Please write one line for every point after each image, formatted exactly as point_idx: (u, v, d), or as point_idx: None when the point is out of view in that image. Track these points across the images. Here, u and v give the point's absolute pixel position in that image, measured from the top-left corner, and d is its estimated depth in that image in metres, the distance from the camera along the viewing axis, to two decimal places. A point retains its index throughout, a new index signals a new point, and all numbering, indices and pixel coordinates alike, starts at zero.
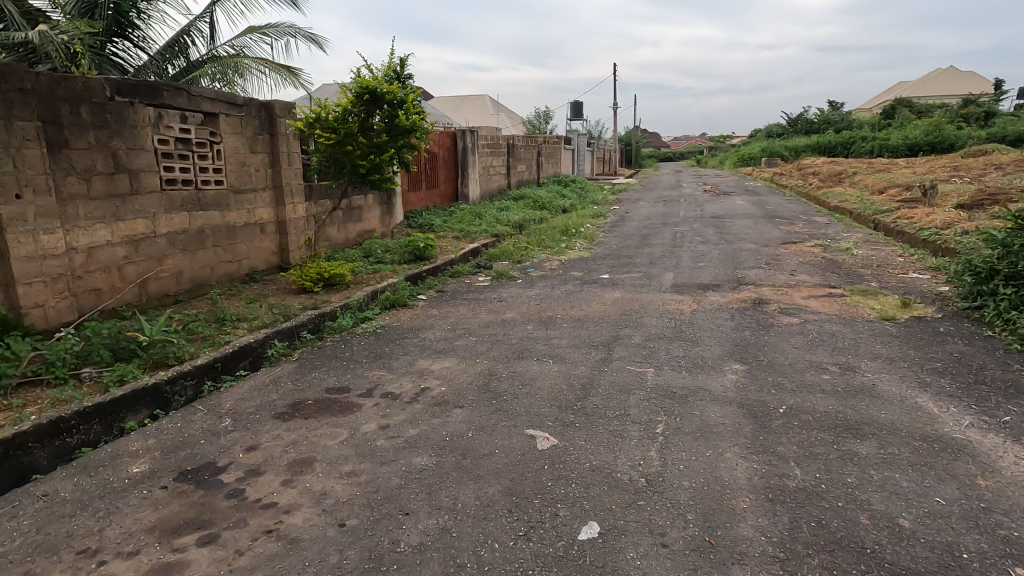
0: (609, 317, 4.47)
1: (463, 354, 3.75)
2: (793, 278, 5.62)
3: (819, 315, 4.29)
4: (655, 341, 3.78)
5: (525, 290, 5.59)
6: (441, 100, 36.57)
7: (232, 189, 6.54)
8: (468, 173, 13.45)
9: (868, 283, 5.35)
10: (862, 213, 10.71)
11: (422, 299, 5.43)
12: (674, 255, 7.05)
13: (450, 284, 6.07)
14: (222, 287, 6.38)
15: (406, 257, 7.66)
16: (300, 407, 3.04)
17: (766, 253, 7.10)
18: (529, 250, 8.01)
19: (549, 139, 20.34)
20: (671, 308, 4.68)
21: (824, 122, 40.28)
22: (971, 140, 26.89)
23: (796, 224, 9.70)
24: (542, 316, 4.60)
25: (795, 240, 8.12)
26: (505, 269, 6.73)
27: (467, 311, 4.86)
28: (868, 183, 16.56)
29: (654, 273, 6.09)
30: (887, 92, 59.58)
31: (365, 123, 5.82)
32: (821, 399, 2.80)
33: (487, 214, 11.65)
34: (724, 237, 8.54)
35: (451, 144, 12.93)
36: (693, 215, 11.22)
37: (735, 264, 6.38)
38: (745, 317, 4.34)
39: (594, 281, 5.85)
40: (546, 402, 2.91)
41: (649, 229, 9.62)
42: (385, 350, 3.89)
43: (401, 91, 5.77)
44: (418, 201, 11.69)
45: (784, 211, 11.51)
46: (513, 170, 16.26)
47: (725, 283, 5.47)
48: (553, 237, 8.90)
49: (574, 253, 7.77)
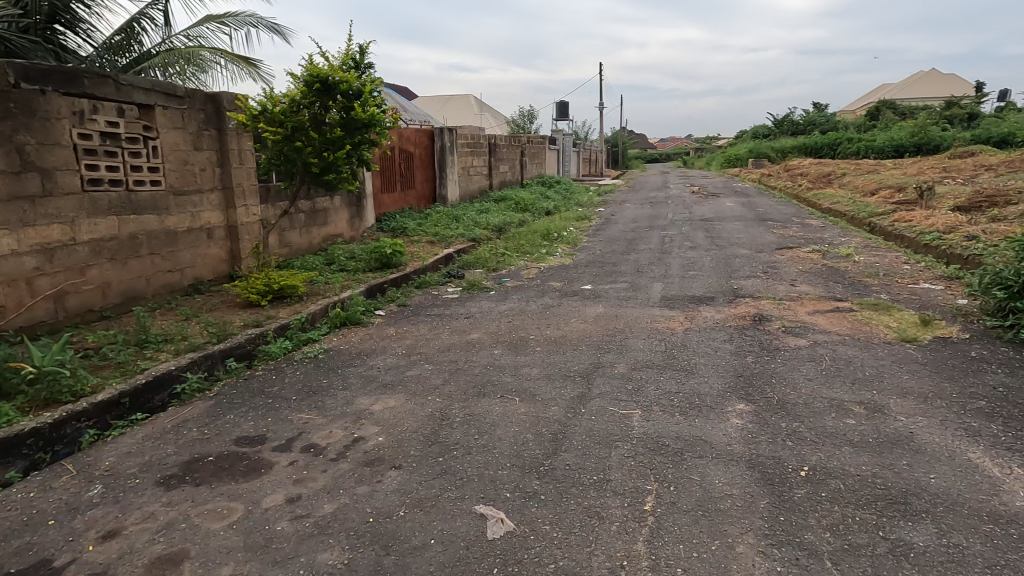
0: (590, 339, 3.87)
1: (413, 388, 3.13)
2: (795, 290, 5.07)
3: (831, 336, 3.73)
4: (643, 371, 3.20)
5: (498, 303, 4.99)
6: (425, 100, 35.88)
7: (173, 190, 5.85)
8: (447, 173, 12.81)
9: (878, 296, 4.81)
10: (857, 216, 10.24)
11: (380, 315, 4.79)
12: (663, 263, 6.49)
13: (414, 297, 5.44)
14: (160, 300, 5.68)
15: (371, 265, 7.02)
16: (195, 467, 2.40)
17: (762, 260, 6.56)
18: (507, 257, 7.39)
19: (534, 139, 19.77)
20: (661, 327, 4.10)
21: (809, 124, 40.18)
22: (956, 141, 26.77)
23: (790, 227, 9.20)
24: (512, 337, 4.00)
25: (790, 244, 7.61)
26: (478, 278, 6.12)
27: (428, 331, 4.24)
28: (859, 184, 16.16)
29: (641, 283, 5.52)
30: (871, 94, 59.92)
31: (317, 116, 5.19)
32: (849, 456, 2.23)
33: (466, 216, 11.02)
34: (716, 242, 8.00)
35: (428, 142, 12.31)
36: (682, 218, 10.70)
37: (729, 272, 5.83)
38: (745, 338, 3.77)
39: (576, 293, 5.27)
40: (506, 461, 2.30)
41: (635, 233, 9.07)
42: (322, 384, 3.25)
43: (358, 80, 5.14)
44: (392, 203, 11.04)
45: (776, 214, 11.02)
46: (495, 170, 15.64)
47: (720, 296, 4.91)
48: (533, 241, 8.31)
49: (555, 259, 7.18)
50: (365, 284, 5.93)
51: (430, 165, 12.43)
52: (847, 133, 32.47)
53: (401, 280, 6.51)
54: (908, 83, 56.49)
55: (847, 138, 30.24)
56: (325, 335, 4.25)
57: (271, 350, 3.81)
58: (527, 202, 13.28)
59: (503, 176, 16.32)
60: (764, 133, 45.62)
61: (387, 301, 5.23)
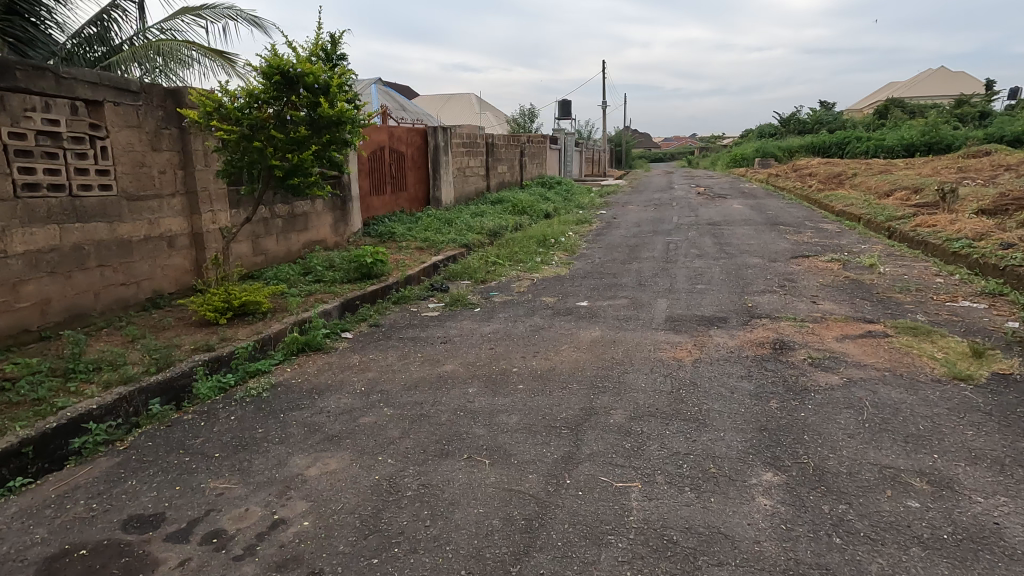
0: (583, 373, 3.31)
1: (364, 443, 2.57)
2: (817, 309, 4.48)
3: (869, 372, 3.15)
4: (645, 421, 2.62)
5: (482, 324, 4.43)
6: (425, 99, 35.33)
7: (127, 195, 5.29)
8: (441, 174, 12.24)
9: (914, 316, 4.22)
10: (874, 220, 9.62)
11: (347, 338, 4.22)
12: (669, 274, 5.92)
13: (390, 315, 4.88)
14: (112, 317, 5.12)
15: (350, 275, 6.45)
16: (59, 568, 1.84)
17: (777, 271, 5.97)
18: (499, 267, 6.82)
19: (534, 138, 19.19)
20: (667, 356, 3.53)
21: (817, 123, 39.46)
22: (969, 141, 26.06)
23: (804, 232, 8.61)
24: (493, 369, 3.44)
25: (807, 252, 7.02)
26: (463, 292, 5.54)
27: (396, 360, 3.68)
28: (871, 185, 15.53)
29: (644, 299, 4.95)
30: (879, 93, 59.10)
31: (280, 113, 4.62)
32: (919, 566, 1.66)
33: (459, 220, 10.46)
34: (724, 249, 7.41)
35: (421, 141, 11.76)
36: (688, 221, 10.11)
37: (742, 287, 5.24)
38: (766, 373, 3.19)
39: (570, 311, 4.70)
40: (461, 565, 1.74)
41: (638, 239, 8.49)
42: (255, 436, 2.69)
43: (326, 72, 4.61)
44: (382, 206, 10.48)
45: (787, 217, 10.43)
46: (492, 171, 15.07)
47: (732, 316, 4.33)
48: (528, 248, 7.73)
49: (550, 269, 6.60)
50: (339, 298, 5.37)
51: (423, 165, 11.88)
52: (856, 131, 31.79)
53: (381, 293, 5.95)
54: (917, 81, 55.63)
55: (856, 137, 29.55)
56: (278, 364, 3.68)
57: (208, 386, 3.23)
58: (525, 204, 12.71)
59: (501, 176, 15.75)
60: (770, 132, 44.92)
61: (359, 320, 4.67)
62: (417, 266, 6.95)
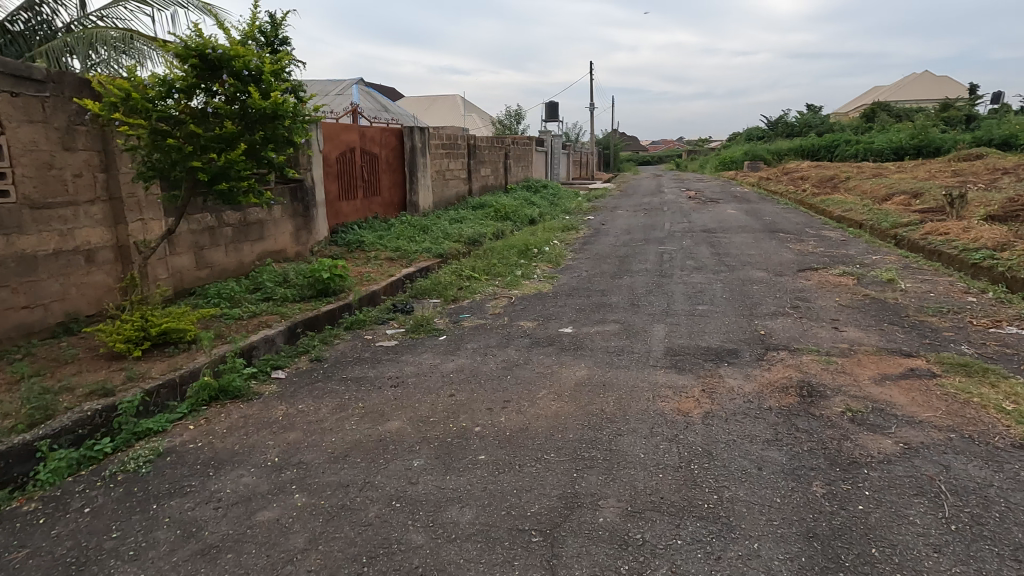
0: (563, 434, 2.57)
1: (253, 561, 1.81)
2: (842, 338, 3.80)
3: (929, 434, 2.46)
4: (646, 522, 1.90)
5: (446, 358, 3.69)
6: (410, 100, 34.51)
7: (30, 202, 4.24)
8: (418, 177, 11.48)
9: (958, 348, 3.56)
10: (878, 226, 9.03)
11: (279, 379, 3.45)
12: (665, 292, 5.21)
13: (339, 345, 4.12)
14: (5, 349, 4.07)
15: (303, 294, 5.69)
16: None
17: (786, 287, 5.30)
18: (474, 282, 6.10)
19: (520, 140, 18.49)
20: (670, 408, 2.80)
21: (805, 126, 39.26)
22: (958, 144, 25.81)
23: (806, 241, 7.97)
24: (449, 427, 2.70)
25: (814, 264, 6.37)
26: (428, 315, 4.80)
27: (329, 413, 2.92)
28: (867, 189, 15.03)
29: (638, 325, 4.24)
30: (865, 97, 59.27)
31: (202, 104, 3.82)
32: None
33: (436, 227, 9.70)
34: (724, 260, 6.74)
35: (396, 142, 10.99)
36: (681, 228, 9.46)
37: (750, 308, 4.56)
38: (799, 436, 2.48)
39: (552, 340, 3.97)
40: None
41: (629, 249, 7.79)
42: (106, 546, 1.92)
43: (258, 57, 3.88)
44: (352, 211, 9.70)
45: (785, 223, 9.81)
46: (474, 174, 14.32)
47: (744, 349, 3.62)
48: (508, 260, 7.00)
49: (531, 285, 5.88)
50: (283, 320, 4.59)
51: (399, 168, 11.12)
52: (845, 134, 31.54)
53: (337, 313, 5.19)
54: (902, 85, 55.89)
55: (845, 140, 29.27)
56: (178, 421, 2.90)
57: (50, 469, 2.38)
58: (508, 209, 11.98)
59: (484, 180, 15.00)
60: (758, 135, 44.70)
61: (301, 351, 3.92)
62: (384, 281, 6.22)
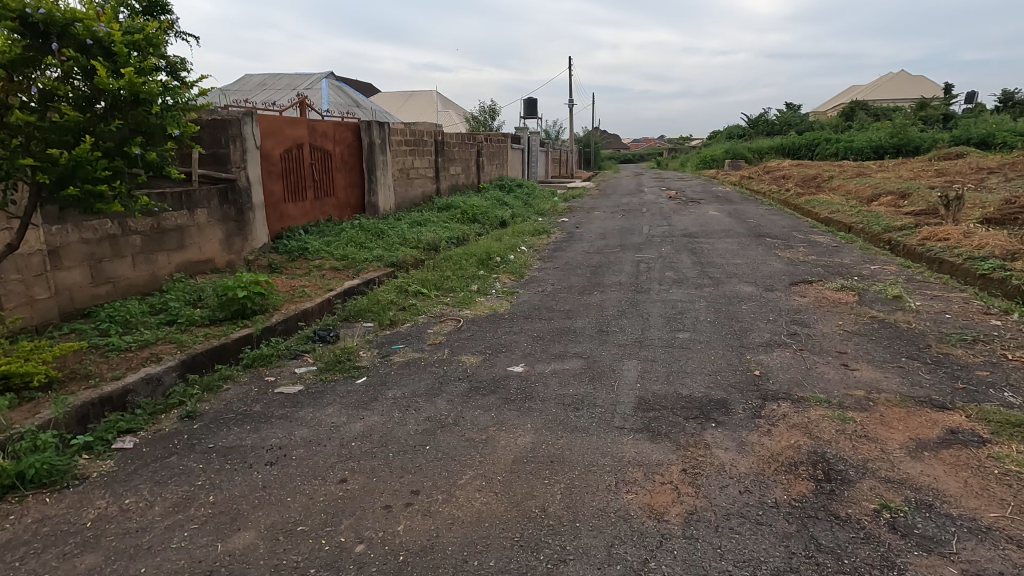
0: (481, 561, 1.75)
1: None
2: (855, 381, 3.06)
3: (1008, 557, 1.71)
4: None
5: (354, 415, 2.85)
6: (384, 97, 33.43)
7: None
8: (377, 176, 10.58)
9: (1001, 396, 2.83)
10: (870, 230, 8.40)
11: (123, 449, 2.59)
12: (640, 313, 4.43)
13: (228, 391, 3.26)
14: None
15: (213, 316, 4.80)
16: None
17: (780, 307, 4.56)
18: (420, 300, 5.24)
19: (494, 137, 17.64)
20: (637, 506, 2.00)
21: (785, 125, 39.06)
22: (938, 143, 25.61)
23: (796, 248, 7.27)
24: (321, 545, 1.86)
25: (807, 277, 5.66)
26: (352, 345, 3.95)
27: (161, 516, 2.06)
28: (852, 189, 14.53)
29: (605, 362, 3.44)
30: (843, 96, 59.56)
31: (29, 84, 2.90)
32: None
33: (393, 231, 8.83)
34: (708, 271, 6.00)
35: (353, 138, 10.06)
36: (660, 232, 8.73)
37: (739, 337, 3.80)
38: (822, 563, 1.70)
39: (496, 385, 3.16)
40: None
41: (602, 257, 7.02)
42: None
43: (106, 22, 2.96)
44: (300, 214, 8.78)
45: (771, 227, 9.15)
46: (442, 173, 13.44)
47: (736, 399, 2.86)
48: (465, 270, 6.18)
49: (485, 303, 5.07)
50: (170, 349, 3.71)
51: (356, 166, 10.20)
52: (826, 133, 31.27)
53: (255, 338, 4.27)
54: (879, 84, 56.20)
55: (825, 138, 28.94)
56: None
57: None
58: (476, 210, 11.12)
59: (454, 179, 14.11)
60: (738, 133, 44.47)
61: (171, 404, 3.05)
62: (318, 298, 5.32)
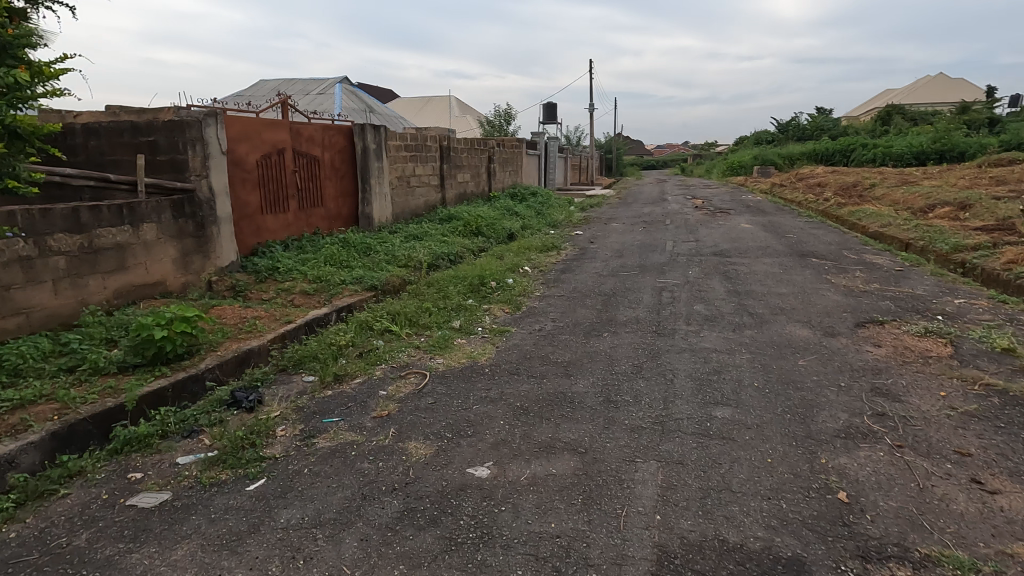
0: None
1: None
2: (1006, 520, 1.92)
3: None
4: None
5: (210, 568, 1.83)
6: (401, 102, 32.84)
7: None
8: (372, 184, 9.64)
9: None
10: (936, 249, 7.13)
11: None
12: (662, 372, 3.33)
13: (65, 500, 2.27)
14: None
15: (125, 362, 3.84)
16: None
17: (850, 364, 3.42)
18: (387, 342, 4.22)
19: (508, 142, 16.67)
20: None
21: (817, 130, 37.31)
22: (987, 148, 23.80)
23: (851, 273, 6.08)
24: None
25: (875, 315, 4.48)
26: (269, 418, 2.94)
27: None
28: (899, 199, 13.14)
29: (609, 464, 2.35)
30: (878, 100, 57.22)
31: None
32: None
33: (383, 246, 7.85)
34: (748, 304, 4.86)
35: (345, 143, 9.14)
36: (687, 250, 7.59)
37: (804, 419, 2.67)
38: None
39: (441, 507, 2.11)
40: None
41: (618, 281, 5.93)
42: None
43: None
44: (279, 227, 7.86)
45: (816, 244, 7.93)
46: (448, 181, 12.47)
47: (818, 560, 1.75)
48: (450, 299, 5.14)
49: (465, 348, 4.03)
50: (24, 416, 2.76)
51: (349, 174, 9.28)
52: (862, 138, 29.57)
53: (172, 395, 3.27)
54: (916, 87, 53.83)
55: (861, 143, 27.30)
56: None
57: None
58: (481, 222, 10.09)
59: (461, 187, 13.13)
60: (767, 138, 42.81)
61: None
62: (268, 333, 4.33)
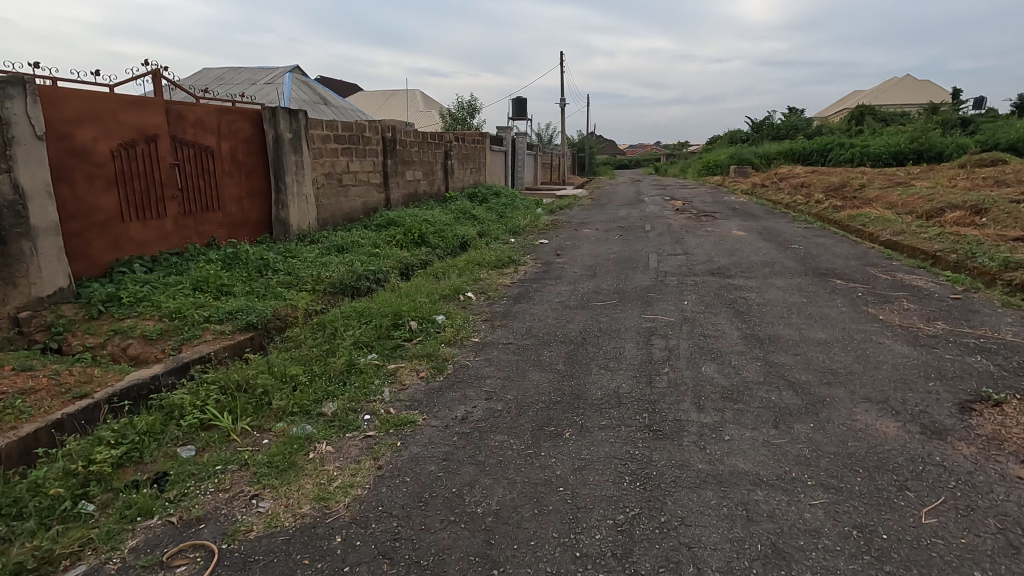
0: None
1: None
2: None
3: None
4: None
5: None
6: (362, 95, 30.73)
7: None
8: (288, 182, 7.79)
9: None
10: (982, 266, 5.68)
11: None
12: (673, 559, 1.69)
13: None
14: None
15: None
16: None
17: (1020, 526, 1.81)
18: (197, 454, 2.47)
19: (470, 136, 14.95)
20: None
21: (792, 129, 36.52)
22: (966, 147, 23.01)
23: (896, 304, 4.55)
24: None
25: (978, 387, 2.92)
26: None
27: None
28: (897, 201, 11.85)
29: None
30: (848, 100, 57.27)
31: None
32: None
33: (287, 263, 6.02)
34: (781, 363, 3.26)
35: (250, 131, 7.28)
36: (676, 267, 6.01)
37: None
38: None
39: None
40: None
41: (590, 318, 4.29)
42: None
43: None
44: (148, 240, 5.97)
45: (830, 259, 6.44)
46: (393, 179, 10.67)
47: None
48: (337, 356, 3.40)
49: (321, 469, 2.31)
50: None
51: (256, 171, 7.43)
52: (839, 137, 28.73)
53: None
54: (886, 88, 53.94)
55: (840, 142, 26.37)
56: None
57: None
58: (425, 228, 8.34)
59: (409, 186, 11.36)
60: (742, 137, 41.96)
61: None
62: (23, 424, 2.61)
